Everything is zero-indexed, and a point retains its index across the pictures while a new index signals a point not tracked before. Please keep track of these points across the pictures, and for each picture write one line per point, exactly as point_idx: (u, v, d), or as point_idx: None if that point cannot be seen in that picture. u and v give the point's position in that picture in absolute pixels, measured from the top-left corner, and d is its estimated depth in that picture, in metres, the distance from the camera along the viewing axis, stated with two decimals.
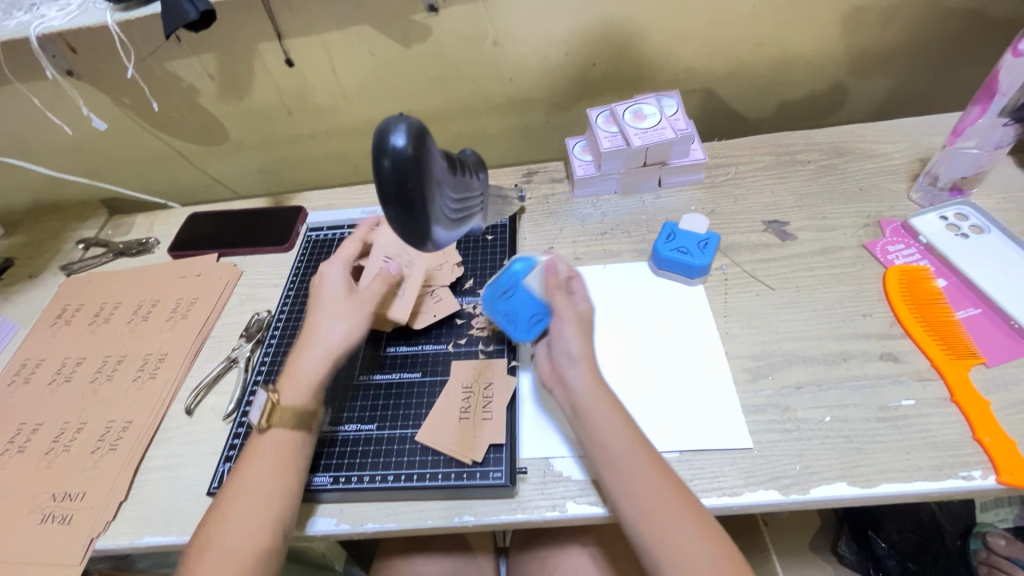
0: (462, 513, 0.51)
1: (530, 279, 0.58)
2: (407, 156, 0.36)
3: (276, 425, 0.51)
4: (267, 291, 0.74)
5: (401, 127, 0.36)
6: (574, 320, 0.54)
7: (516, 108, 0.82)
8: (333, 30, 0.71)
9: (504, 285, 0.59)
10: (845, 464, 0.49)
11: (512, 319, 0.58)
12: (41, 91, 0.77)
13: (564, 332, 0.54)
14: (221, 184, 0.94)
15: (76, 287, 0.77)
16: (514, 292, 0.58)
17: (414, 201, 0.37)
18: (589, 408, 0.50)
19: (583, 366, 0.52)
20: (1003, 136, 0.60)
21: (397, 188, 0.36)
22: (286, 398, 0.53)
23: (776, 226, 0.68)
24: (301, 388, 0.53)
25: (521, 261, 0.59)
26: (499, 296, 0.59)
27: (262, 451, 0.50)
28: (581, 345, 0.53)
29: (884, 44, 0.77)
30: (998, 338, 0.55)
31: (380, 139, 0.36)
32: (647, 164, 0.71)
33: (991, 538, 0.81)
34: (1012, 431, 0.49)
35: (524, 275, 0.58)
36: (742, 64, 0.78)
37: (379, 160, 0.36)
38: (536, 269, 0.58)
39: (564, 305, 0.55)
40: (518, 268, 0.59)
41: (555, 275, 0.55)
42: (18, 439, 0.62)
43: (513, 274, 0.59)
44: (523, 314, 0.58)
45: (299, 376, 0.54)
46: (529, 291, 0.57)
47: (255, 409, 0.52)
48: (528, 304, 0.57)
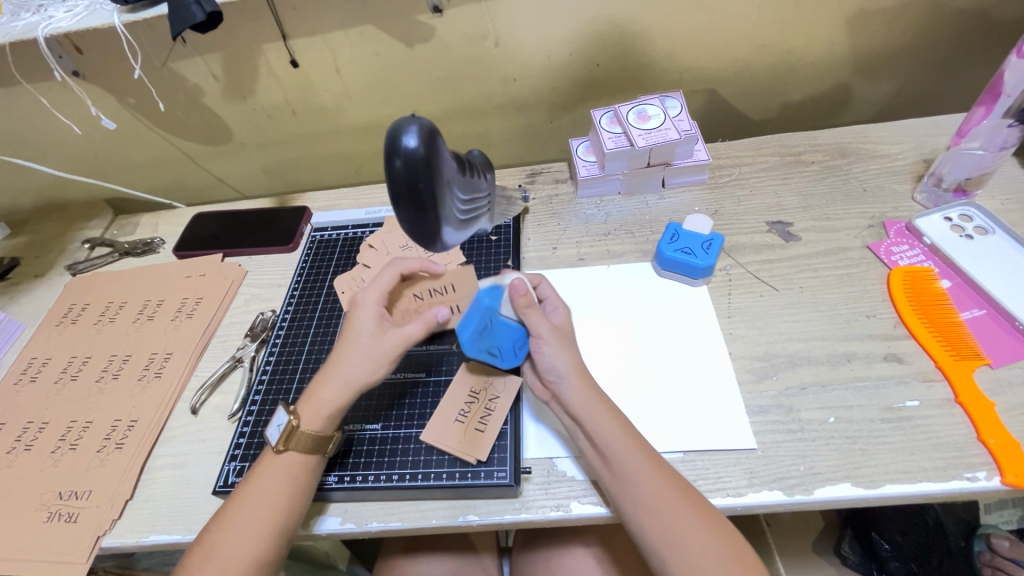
0: (466, 512, 0.51)
1: (505, 310, 0.54)
2: (419, 157, 0.36)
3: (293, 449, 0.50)
4: (271, 290, 0.74)
5: (413, 128, 0.36)
6: (552, 335, 0.53)
7: (520, 109, 0.82)
8: (338, 31, 0.71)
9: (477, 322, 0.54)
10: (849, 465, 0.49)
11: (497, 351, 0.55)
12: (47, 92, 0.77)
13: (543, 349, 0.52)
14: (226, 184, 0.94)
15: (82, 286, 0.78)
16: (491, 325, 0.54)
17: (424, 201, 0.37)
18: (583, 417, 0.49)
19: (574, 379, 0.51)
20: (1009, 136, 0.60)
21: (408, 188, 0.36)
22: (305, 424, 0.51)
23: (780, 227, 0.68)
24: (320, 415, 0.51)
25: (488, 292, 0.55)
26: (476, 334, 0.54)
27: (273, 469, 0.50)
28: (566, 359, 0.52)
29: (888, 45, 0.77)
30: (1003, 339, 0.55)
31: (391, 140, 0.36)
32: (650, 164, 0.71)
33: (994, 540, 0.81)
34: (1017, 432, 0.49)
35: (496, 305, 0.54)
36: (745, 65, 0.78)
37: (391, 161, 0.36)
38: (504, 296, 0.55)
39: (538, 323, 0.53)
40: (487, 301, 0.54)
41: (522, 295, 0.53)
42: (24, 437, 0.62)
43: (484, 309, 0.54)
44: (507, 344, 0.55)
45: (318, 405, 0.51)
46: (507, 321, 0.54)
47: (272, 429, 0.52)
48: (510, 332, 0.54)
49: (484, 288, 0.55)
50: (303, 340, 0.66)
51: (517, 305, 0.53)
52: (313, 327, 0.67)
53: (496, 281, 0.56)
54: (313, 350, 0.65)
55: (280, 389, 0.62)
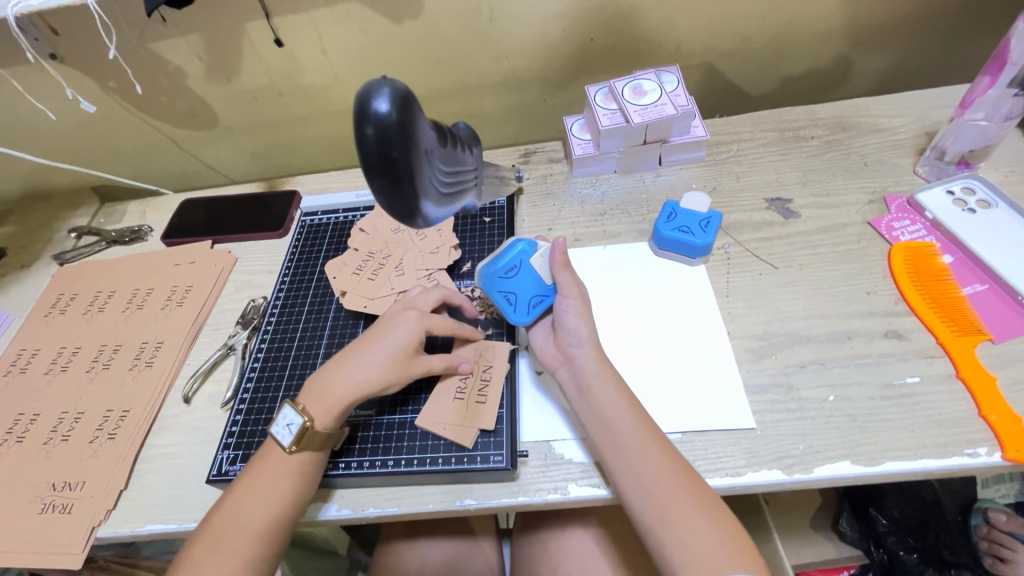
0: (463, 497, 0.51)
1: (536, 259, 0.56)
2: (391, 123, 0.35)
3: (306, 450, 0.49)
4: (263, 277, 0.73)
5: (385, 92, 0.35)
6: (579, 299, 0.53)
7: (513, 87, 0.80)
8: (322, 7, 0.69)
9: (508, 264, 0.56)
10: (849, 443, 0.48)
11: (513, 299, 0.55)
12: (24, 76, 0.75)
13: (569, 309, 0.53)
14: (214, 169, 0.92)
15: (69, 276, 0.76)
16: (521, 270, 0.56)
17: (398, 169, 0.36)
18: (596, 387, 0.50)
19: (590, 347, 0.51)
20: (1014, 107, 0.58)
21: (381, 156, 0.35)
22: (319, 423, 0.50)
23: (779, 204, 0.67)
24: (333, 412, 0.51)
25: (526, 242, 0.58)
26: (504, 273, 0.56)
27: (281, 462, 0.49)
28: (586, 325, 0.52)
29: (890, 15, 0.74)
30: (1005, 314, 0.54)
31: (362, 106, 0.35)
32: (647, 142, 0.70)
33: (992, 514, 0.83)
34: (1018, 408, 0.48)
35: (530, 254, 0.57)
36: (743, 37, 0.76)
37: (363, 128, 0.35)
38: (541, 249, 0.57)
39: (568, 283, 0.54)
40: (524, 247, 0.57)
41: (559, 254, 0.55)
42: (16, 429, 0.61)
43: (518, 253, 0.57)
44: (525, 294, 0.56)
45: (331, 402, 0.51)
46: (535, 271, 0.56)
47: (283, 430, 0.50)
48: (532, 285, 0.56)
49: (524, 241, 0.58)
50: (295, 328, 0.65)
51: (552, 261, 0.55)
52: (305, 314, 0.66)
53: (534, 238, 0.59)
54: (305, 337, 0.64)
55: (273, 377, 0.61)
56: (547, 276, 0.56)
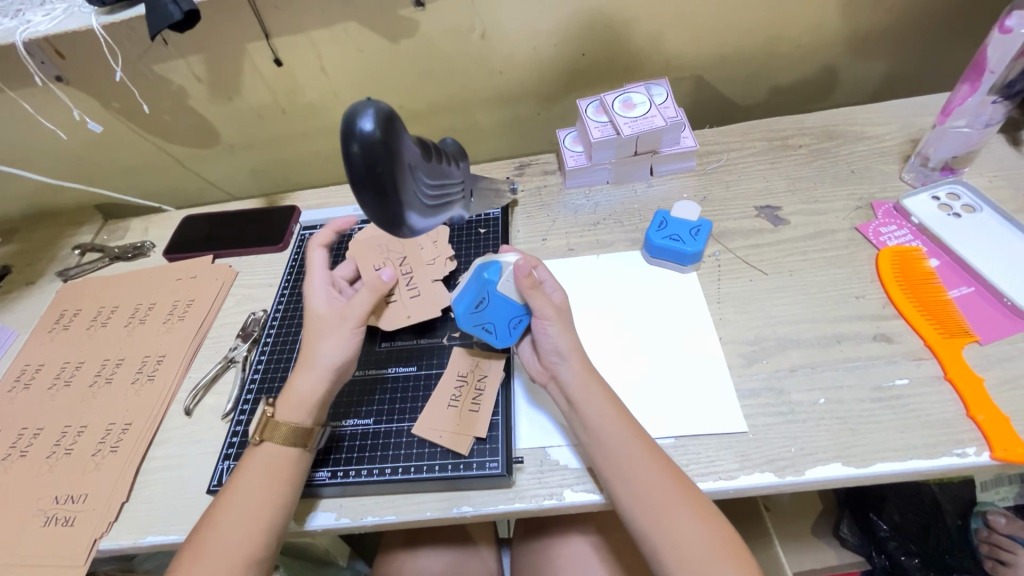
0: (460, 504, 0.51)
1: (503, 285, 0.54)
2: (376, 140, 0.36)
3: (270, 440, 0.51)
4: (263, 290, 0.74)
5: (369, 111, 0.36)
6: (556, 317, 0.53)
7: (507, 101, 0.82)
8: (321, 28, 0.71)
9: (475, 296, 0.55)
10: (840, 445, 0.49)
11: (491, 328, 0.55)
12: (31, 98, 0.77)
13: (546, 329, 0.53)
14: (214, 186, 0.94)
15: (73, 292, 0.77)
16: (489, 299, 0.55)
17: (384, 184, 0.37)
18: (582, 400, 0.50)
19: (574, 360, 0.51)
20: (993, 114, 0.60)
21: (366, 171, 0.37)
22: (280, 415, 0.52)
23: (769, 211, 0.68)
24: (293, 404, 0.52)
25: (487, 268, 0.55)
26: (474, 307, 0.55)
27: (258, 462, 0.50)
28: (566, 339, 0.52)
29: (874, 26, 0.76)
30: (991, 316, 0.55)
31: (348, 124, 0.36)
32: (638, 153, 0.71)
33: (991, 516, 0.84)
34: (1006, 408, 0.49)
35: (495, 280, 0.55)
36: (731, 50, 0.78)
37: (348, 145, 0.36)
38: (505, 272, 0.55)
39: (542, 304, 0.53)
40: (487, 276, 0.55)
41: (525, 276, 0.53)
42: (19, 444, 0.62)
43: (482, 283, 0.55)
44: (502, 320, 0.55)
45: (293, 394, 0.53)
46: (503, 296, 0.55)
47: (251, 423, 0.53)
48: (507, 308, 0.55)
49: (482, 264, 0.56)
50: (294, 339, 0.66)
51: (521, 285, 0.53)
52: (304, 326, 0.67)
53: (495, 257, 0.56)
54: (304, 348, 0.65)
55: (272, 388, 0.62)
56: (517, 297, 0.55)
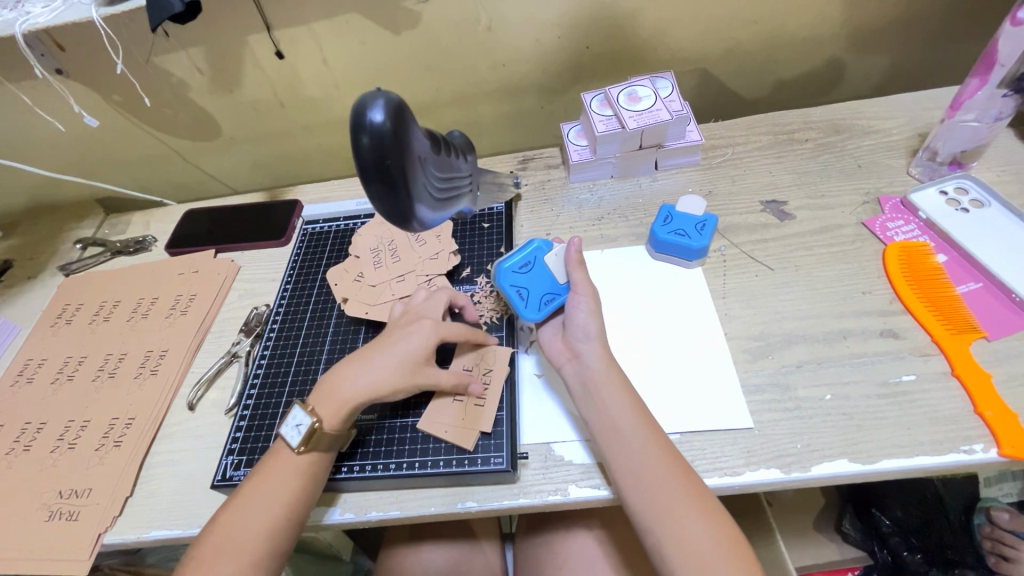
0: (465, 499, 0.51)
1: (552, 256, 0.58)
2: (386, 132, 0.36)
3: (315, 450, 0.50)
4: (265, 284, 0.74)
5: (379, 103, 0.36)
6: (590, 296, 0.54)
7: (511, 94, 0.82)
8: (322, 20, 0.70)
9: (523, 259, 0.59)
10: (846, 441, 0.49)
11: (525, 293, 0.57)
12: (31, 90, 0.76)
13: (580, 304, 0.54)
14: (216, 180, 0.93)
15: (75, 286, 0.77)
16: (534, 266, 0.58)
17: (394, 177, 0.37)
18: (601, 382, 0.50)
19: (598, 344, 0.52)
20: (1003, 107, 0.59)
21: (376, 164, 0.36)
22: (326, 424, 0.51)
23: (774, 206, 0.68)
24: (341, 414, 0.51)
25: (543, 241, 0.60)
26: (517, 269, 0.58)
27: (270, 460, 0.50)
28: (596, 321, 0.53)
29: (881, 19, 0.76)
30: (999, 312, 0.54)
31: (357, 116, 0.36)
32: (643, 147, 0.71)
33: (994, 512, 0.83)
34: (1014, 404, 0.49)
35: (545, 252, 0.59)
36: (737, 43, 0.77)
37: (358, 137, 0.36)
38: (555, 250, 0.58)
39: (582, 280, 0.55)
40: (539, 246, 0.59)
41: (576, 251, 0.56)
42: (23, 438, 0.62)
43: (533, 251, 0.59)
44: (537, 289, 0.57)
45: (340, 401, 0.52)
46: (548, 270, 0.58)
47: (291, 430, 0.51)
48: (546, 281, 0.57)
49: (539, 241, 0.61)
50: (297, 334, 0.66)
51: (568, 258, 0.56)
52: (308, 320, 0.67)
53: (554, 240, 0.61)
54: (307, 343, 0.65)
55: (276, 383, 0.62)
56: (560, 274, 0.57)
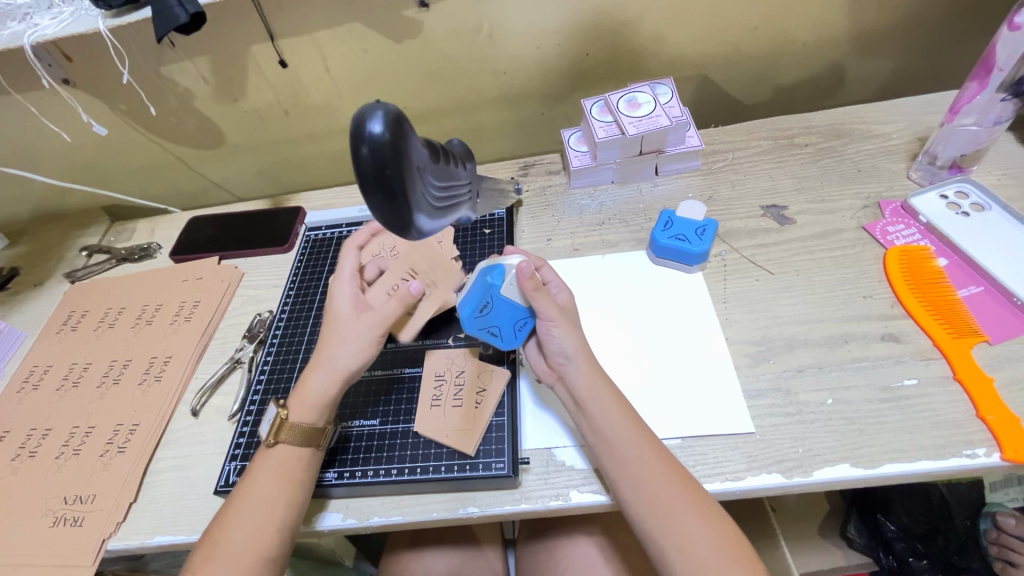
0: (466, 505, 0.51)
1: (508, 288, 0.51)
2: (385, 142, 0.36)
3: (285, 442, 0.51)
4: (268, 291, 0.74)
5: (378, 114, 0.36)
6: (560, 317, 0.52)
7: (511, 101, 0.82)
8: (325, 29, 0.71)
9: (480, 301, 0.52)
10: (848, 446, 0.49)
11: (497, 330, 0.54)
12: (38, 101, 0.77)
13: (552, 331, 0.51)
14: (220, 187, 0.94)
15: (80, 294, 0.78)
16: (494, 303, 0.52)
17: (393, 187, 0.37)
18: (588, 401, 0.49)
19: (580, 361, 0.51)
20: (1002, 111, 0.60)
21: (375, 174, 0.36)
22: (295, 416, 0.51)
23: (775, 211, 0.68)
24: (309, 404, 0.52)
25: (491, 271, 0.52)
26: (479, 312, 0.52)
27: (269, 463, 0.50)
28: (573, 341, 0.51)
29: (881, 23, 0.76)
30: (1001, 316, 0.54)
31: (357, 127, 0.36)
32: (642, 152, 0.71)
33: (1000, 517, 0.81)
34: (1016, 408, 0.49)
35: (500, 284, 0.51)
36: (736, 49, 0.77)
37: (357, 148, 0.36)
38: (509, 275, 0.52)
39: (546, 305, 0.51)
40: (491, 279, 0.52)
41: (528, 279, 0.50)
42: (28, 444, 0.63)
43: (487, 288, 0.51)
44: (506, 322, 0.54)
45: (308, 394, 0.52)
46: (509, 299, 0.52)
47: (263, 424, 0.52)
48: (510, 312, 0.53)
49: (484, 267, 0.53)
50: (300, 340, 0.66)
51: (524, 287, 0.50)
52: (310, 326, 0.68)
53: (498, 260, 0.53)
54: (310, 349, 0.65)
55: (279, 388, 0.62)
56: (522, 301, 0.52)
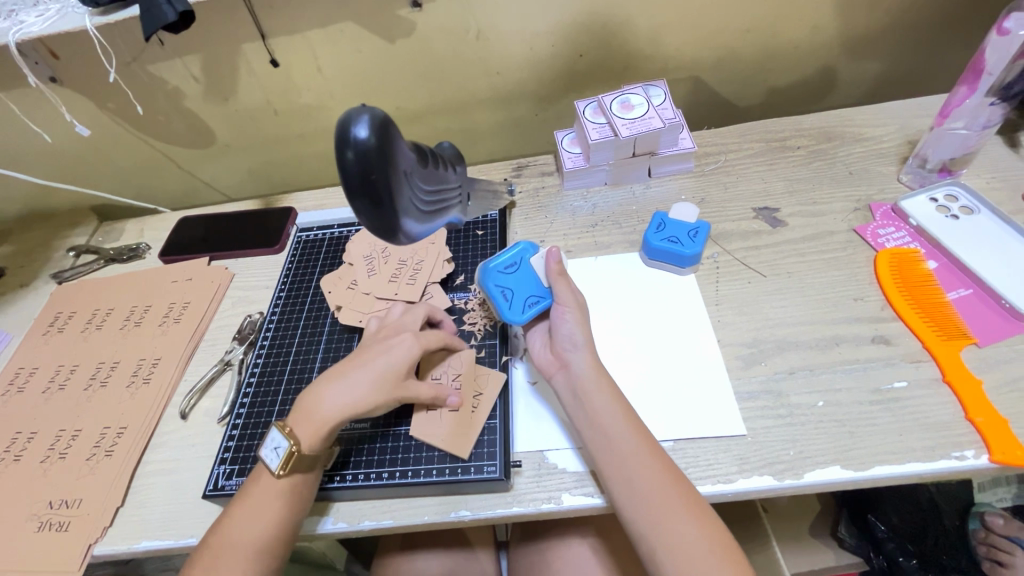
0: (458, 508, 0.51)
1: (536, 259, 0.59)
2: (370, 147, 0.36)
3: (293, 474, 0.49)
4: (259, 292, 0.74)
5: (363, 118, 0.36)
6: (577, 308, 0.54)
7: (504, 102, 0.82)
8: (317, 28, 0.70)
9: (510, 261, 0.60)
10: (839, 448, 0.49)
11: (510, 295, 0.58)
12: (24, 99, 0.76)
13: (566, 316, 0.54)
14: (210, 187, 0.93)
15: (67, 295, 0.77)
16: (519, 269, 0.59)
17: (378, 192, 0.37)
18: (591, 392, 0.50)
19: (586, 351, 0.52)
20: (991, 115, 0.60)
21: (361, 179, 0.36)
22: (306, 447, 0.50)
23: (767, 213, 0.68)
24: (319, 434, 0.50)
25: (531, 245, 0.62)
26: (503, 269, 0.60)
27: (273, 491, 0.49)
28: (582, 330, 0.53)
29: (871, 27, 0.76)
30: (990, 318, 0.55)
31: (342, 132, 0.36)
32: (636, 154, 0.71)
33: (989, 517, 0.83)
34: (1004, 410, 0.49)
35: (531, 256, 0.60)
36: (729, 51, 0.78)
37: (342, 153, 0.36)
38: (538, 254, 0.60)
39: (566, 292, 0.55)
40: (526, 250, 0.61)
41: (556, 262, 0.56)
42: (13, 448, 0.62)
43: (521, 253, 0.61)
44: (522, 292, 0.58)
45: (319, 423, 0.50)
46: (533, 272, 0.59)
47: (270, 454, 0.50)
48: (531, 284, 0.58)
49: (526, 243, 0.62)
50: (290, 342, 0.66)
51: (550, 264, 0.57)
52: (300, 328, 0.67)
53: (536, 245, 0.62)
54: (300, 352, 0.65)
55: (268, 392, 0.61)
56: (543, 279, 0.58)
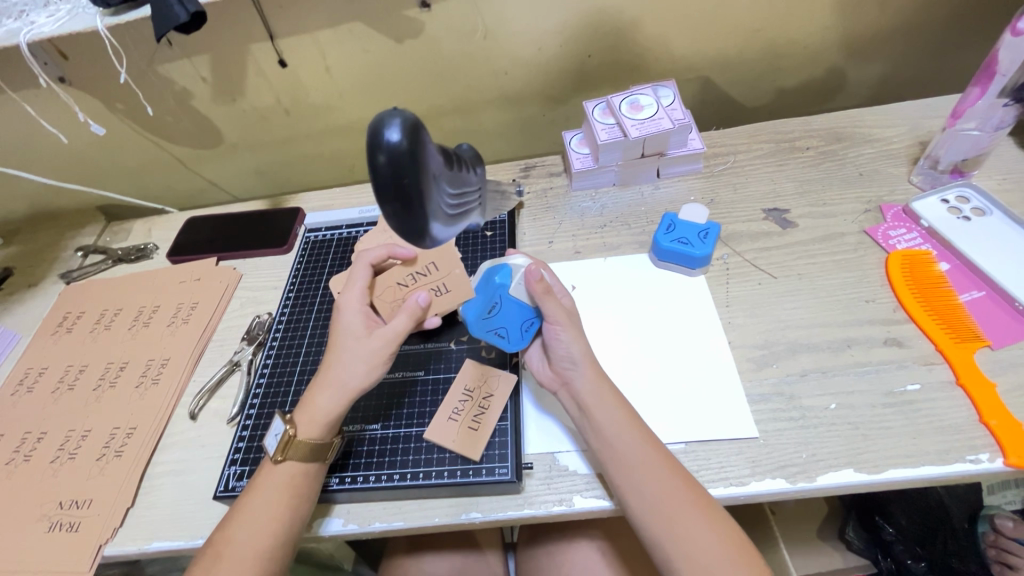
0: (469, 510, 0.51)
1: (515, 287, 0.54)
2: (401, 151, 0.35)
3: (292, 458, 0.50)
4: (267, 292, 0.74)
5: (395, 121, 0.35)
6: (567, 321, 0.52)
7: (512, 102, 0.82)
8: (325, 29, 0.70)
9: (488, 302, 0.54)
10: (852, 451, 0.49)
11: (504, 332, 0.55)
12: (34, 99, 0.76)
13: (560, 335, 0.51)
14: (217, 187, 0.93)
15: (76, 295, 0.77)
16: (502, 304, 0.54)
17: (409, 196, 0.36)
18: (595, 406, 0.49)
19: (587, 367, 0.51)
20: (1004, 116, 0.59)
21: (392, 183, 0.35)
22: (303, 432, 0.51)
23: (777, 214, 0.68)
24: (317, 422, 0.51)
25: (499, 271, 0.55)
26: (485, 313, 0.55)
27: (273, 479, 0.49)
28: (580, 347, 0.51)
29: (881, 28, 0.76)
30: (1004, 321, 0.54)
31: (373, 135, 0.36)
32: (645, 155, 0.71)
33: (999, 520, 0.82)
34: (1018, 413, 0.49)
35: (507, 284, 0.54)
36: (738, 51, 0.77)
37: (374, 156, 0.35)
38: (516, 275, 0.54)
39: (555, 309, 0.51)
40: (498, 280, 0.54)
41: (536, 281, 0.51)
42: (23, 448, 0.62)
43: (495, 288, 0.54)
44: (514, 324, 0.54)
45: (315, 412, 0.51)
46: (516, 299, 0.54)
47: (270, 439, 0.51)
48: (519, 312, 0.54)
49: (492, 270, 0.55)
50: (300, 343, 0.66)
51: (532, 288, 0.52)
52: (310, 329, 0.67)
53: (504, 261, 0.55)
54: (310, 352, 0.65)
55: (278, 393, 0.61)
56: (529, 301, 0.54)
